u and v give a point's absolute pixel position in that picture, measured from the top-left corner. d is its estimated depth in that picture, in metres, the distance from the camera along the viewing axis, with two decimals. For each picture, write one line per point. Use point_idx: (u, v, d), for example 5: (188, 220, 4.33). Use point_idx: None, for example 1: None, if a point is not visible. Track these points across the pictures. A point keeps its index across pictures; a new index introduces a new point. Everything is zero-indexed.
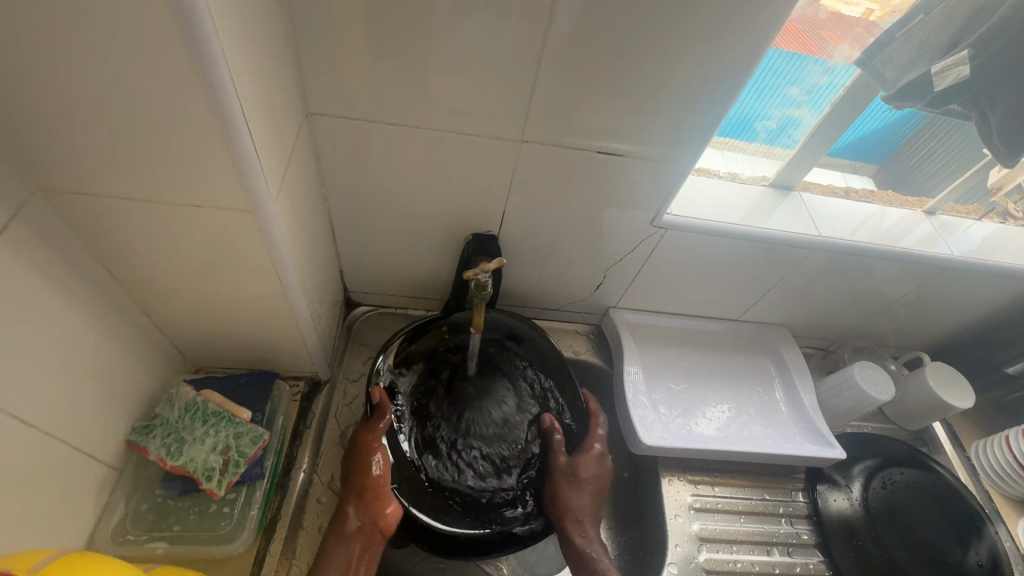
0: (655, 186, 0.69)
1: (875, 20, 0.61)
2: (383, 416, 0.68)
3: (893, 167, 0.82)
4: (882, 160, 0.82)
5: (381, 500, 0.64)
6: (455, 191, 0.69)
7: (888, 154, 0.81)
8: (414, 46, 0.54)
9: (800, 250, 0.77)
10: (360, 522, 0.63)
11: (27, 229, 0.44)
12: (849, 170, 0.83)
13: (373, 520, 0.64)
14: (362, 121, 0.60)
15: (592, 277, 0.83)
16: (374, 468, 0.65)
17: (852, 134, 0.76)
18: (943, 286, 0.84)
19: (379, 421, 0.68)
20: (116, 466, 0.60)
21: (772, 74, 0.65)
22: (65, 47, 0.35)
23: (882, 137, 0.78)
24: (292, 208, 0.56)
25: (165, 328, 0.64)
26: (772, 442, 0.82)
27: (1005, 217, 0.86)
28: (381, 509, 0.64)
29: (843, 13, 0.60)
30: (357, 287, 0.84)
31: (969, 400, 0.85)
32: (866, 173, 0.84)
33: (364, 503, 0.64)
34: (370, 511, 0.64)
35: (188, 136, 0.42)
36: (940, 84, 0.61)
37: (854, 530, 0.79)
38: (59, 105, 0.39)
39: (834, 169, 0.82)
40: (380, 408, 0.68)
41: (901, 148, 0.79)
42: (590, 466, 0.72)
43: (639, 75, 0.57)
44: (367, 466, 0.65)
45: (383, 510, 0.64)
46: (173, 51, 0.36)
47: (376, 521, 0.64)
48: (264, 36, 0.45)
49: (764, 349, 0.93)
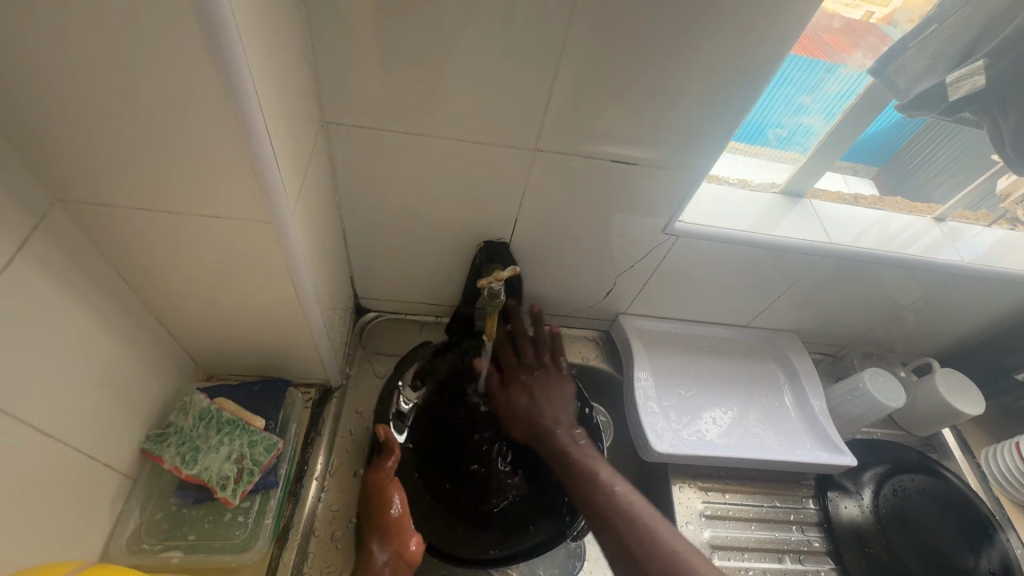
0: (667, 194, 0.69)
1: (874, 22, 0.61)
2: (393, 452, 0.67)
3: (894, 170, 0.83)
4: (883, 163, 0.82)
5: (405, 534, 0.63)
6: (467, 199, 0.69)
7: (889, 156, 0.81)
8: (430, 55, 0.54)
9: (811, 257, 0.77)
10: (385, 556, 0.61)
11: (47, 239, 0.44)
12: (851, 173, 0.83)
13: (398, 552, 0.62)
14: (376, 129, 0.61)
15: (603, 284, 0.83)
16: (393, 506, 0.64)
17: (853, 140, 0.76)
18: (954, 293, 0.84)
19: (387, 458, 0.67)
20: (131, 474, 0.60)
21: (785, 83, 0.66)
22: (90, 60, 0.35)
23: (883, 140, 0.78)
24: (308, 216, 0.56)
25: (178, 336, 0.64)
26: (783, 449, 0.82)
27: (1014, 223, 0.86)
28: (404, 543, 0.62)
29: (844, 17, 0.60)
30: (368, 294, 0.84)
31: (979, 406, 0.85)
32: (867, 176, 0.85)
33: (388, 536, 0.62)
34: (393, 545, 0.62)
35: (210, 148, 0.42)
36: (955, 94, 0.60)
37: (866, 537, 0.79)
38: (82, 117, 0.39)
39: (836, 172, 0.83)
40: (387, 445, 0.68)
41: (901, 149, 0.80)
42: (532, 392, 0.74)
43: (656, 84, 0.57)
44: (386, 504, 0.64)
45: (405, 544, 0.62)
46: (198, 64, 0.36)
47: (404, 553, 0.62)
48: (285, 47, 0.45)
49: (773, 355, 0.93)
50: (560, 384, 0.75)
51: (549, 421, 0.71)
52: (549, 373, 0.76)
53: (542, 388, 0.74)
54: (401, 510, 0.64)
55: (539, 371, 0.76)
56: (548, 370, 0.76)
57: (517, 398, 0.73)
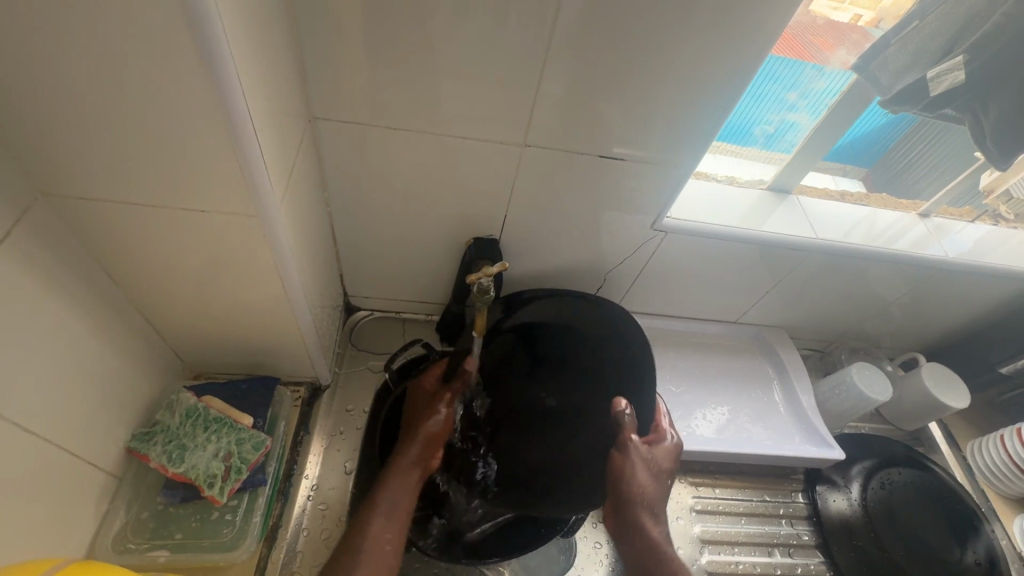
0: (656, 190, 0.69)
1: (863, 27, 0.63)
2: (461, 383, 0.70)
3: (884, 169, 0.83)
4: (871, 164, 0.83)
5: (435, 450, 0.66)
6: (457, 195, 0.69)
7: (878, 157, 0.81)
8: (417, 51, 0.54)
9: (798, 253, 0.78)
10: (422, 460, 0.64)
11: (29, 234, 0.44)
12: (840, 173, 0.84)
13: (428, 460, 0.65)
14: (364, 125, 0.60)
15: (593, 280, 0.84)
16: (440, 418, 0.67)
17: (845, 137, 0.76)
18: (938, 288, 0.85)
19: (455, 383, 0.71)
20: (117, 473, 0.59)
21: (772, 79, 0.67)
22: (72, 54, 0.35)
23: (872, 140, 0.78)
24: (295, 212, 0.55)
25: (164, 333, 0.63)
26: (772, 443, 0.83)
27: (997, 219, 0.87)
28: (434, 453, 0.66)
29: (833, 19, 0.61)
30: (358, 292, 0.84)
31: (964, 400, 0.86)
32: (856, 177, 0.85)
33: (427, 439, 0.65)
34: (431, 447, 0.65)
35: (195, 144, 0.42)
36: (936, 89, 0.61)
37: (855, 532, 0.79)
38: (65, 110, 0.39)
39: (827, 172, 0.83)
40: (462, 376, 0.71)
41: (891, 150, 0.80)
42: (636, 471, 0.68)
43: (645, 80, 0.57)
44: (435, 413, 0.68)
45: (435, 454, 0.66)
46: (179, 57, 0.36)
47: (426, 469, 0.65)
48: (270, 41, 0.45)
49: (762, 351, 0.94)
50: (667, 482, 0.69)
51: (624, 497, 0.67)
52: (666, 466, 0.70)
53: (648, 473, 0.68)
54: (439, 427, 0.67)
55: (657, 447, 0.71)
56: (669, 466, 0.70)
57: (621, 465, 0.69)
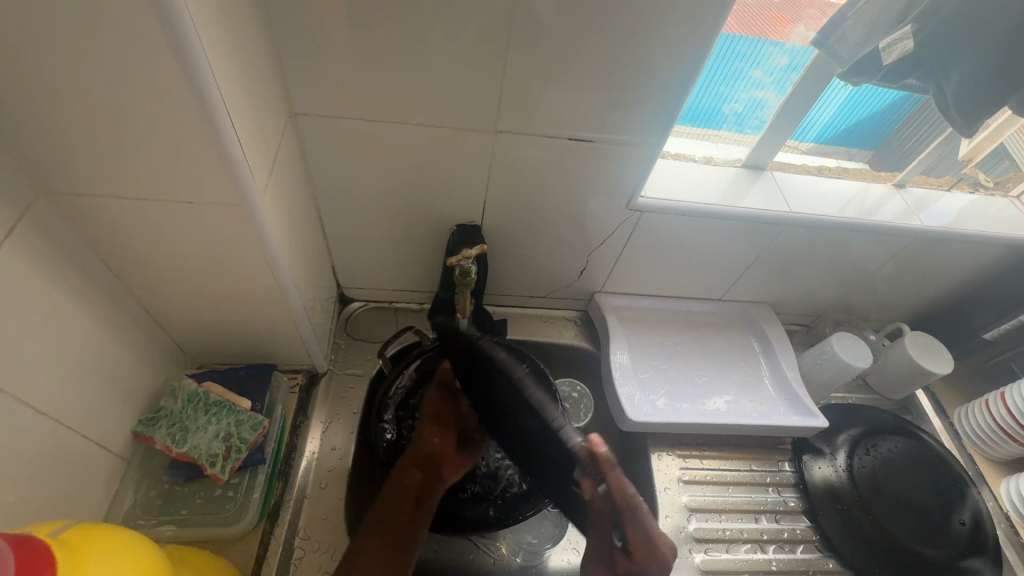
0: (624, 170, 0.72)
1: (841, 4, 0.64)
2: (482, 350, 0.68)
3: (888, 152, 0.86)
4: (876, 147, 0.86)
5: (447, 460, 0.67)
6: (436, 184, 0.72)
7: (883, 139, 0.85)
8: (385, 45, 0.57)
9: (774, 225, 0.79)
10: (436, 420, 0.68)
11: (34, 230, 0.48)
12: (846, 157, 0.87)
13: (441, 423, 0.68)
14: (343, 119, 0.64)
15: (577, 262, 0.86)
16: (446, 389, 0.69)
17: (846, 121, 0.81)
18: (916, 257, 0.87)
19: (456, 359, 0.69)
20: (125, 456, 0.63)
21: (736, 58, 0.69)
22: (60, 62, 0.39)
23: (875, 125, 0.82)
24: (280, 203, 0.59)
25: (164, 324, 0.67)
26: (758, 414, 0.85)
27: (975, 187, 0.89)
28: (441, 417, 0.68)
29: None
30: (350, 283, 0.88)
31: (948, 366, 0.88)
32: (861, 160, 0.88)
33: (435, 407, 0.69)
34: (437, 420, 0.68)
35: (178, 139, 0.45)
36: (888, 59, 0.62)
37: (839, 495, 0.81)
38: (58, 113, 0.42)
39: (831, 154, 0.87)
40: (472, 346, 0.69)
41: (895, 132, 0.83)
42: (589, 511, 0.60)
43: (606, 62, 0.60)
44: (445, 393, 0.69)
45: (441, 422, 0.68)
46: (156, 57, 0.39)
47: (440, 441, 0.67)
48: (244, 39, 0.48)
49: (748, 325, 0.96)
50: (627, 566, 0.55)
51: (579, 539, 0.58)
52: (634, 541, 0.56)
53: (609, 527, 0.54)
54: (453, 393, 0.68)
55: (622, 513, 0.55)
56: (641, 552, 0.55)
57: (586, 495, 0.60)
